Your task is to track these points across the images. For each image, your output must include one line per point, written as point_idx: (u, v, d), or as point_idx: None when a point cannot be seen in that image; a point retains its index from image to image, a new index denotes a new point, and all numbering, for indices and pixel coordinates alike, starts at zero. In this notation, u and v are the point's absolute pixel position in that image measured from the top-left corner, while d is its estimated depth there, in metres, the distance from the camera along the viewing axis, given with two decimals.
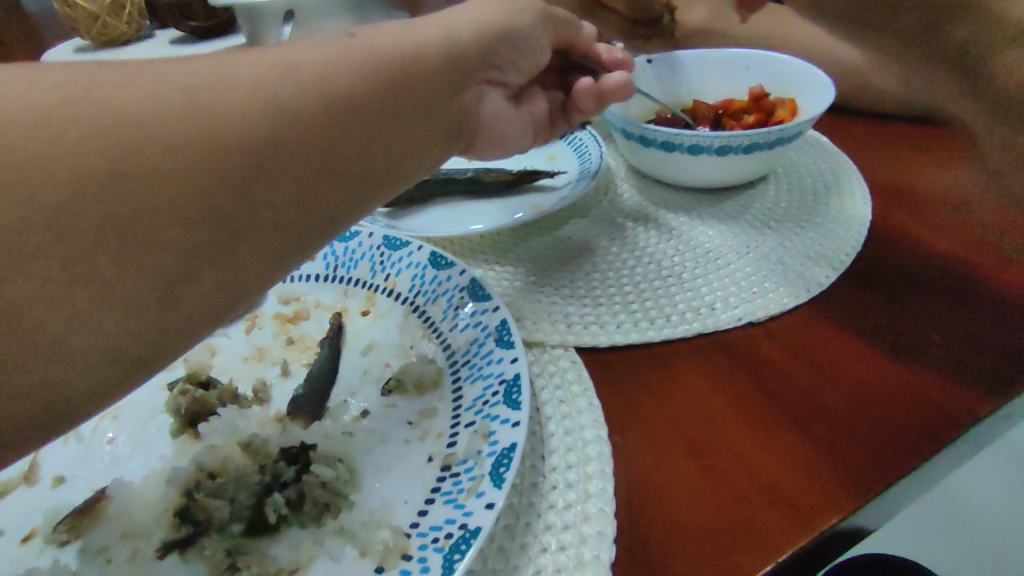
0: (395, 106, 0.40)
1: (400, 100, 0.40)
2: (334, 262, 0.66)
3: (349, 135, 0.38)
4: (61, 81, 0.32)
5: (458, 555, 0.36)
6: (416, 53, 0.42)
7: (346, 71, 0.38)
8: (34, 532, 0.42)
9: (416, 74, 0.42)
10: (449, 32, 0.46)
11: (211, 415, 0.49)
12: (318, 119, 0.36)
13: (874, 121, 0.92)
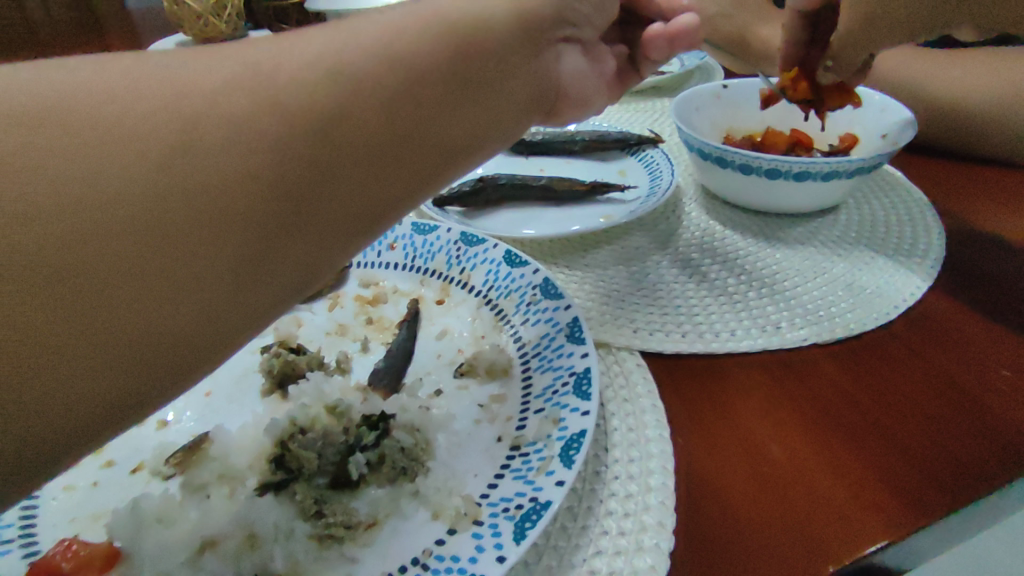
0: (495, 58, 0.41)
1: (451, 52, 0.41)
2: (413, 253, 0.69)
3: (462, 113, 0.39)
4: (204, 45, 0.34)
5: (530, 524, 0.39)
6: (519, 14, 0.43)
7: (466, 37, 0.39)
8: (143, 466, 0.47)
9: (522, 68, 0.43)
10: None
11: (299, 379, 0.53)
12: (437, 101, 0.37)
13: (954, 162, 0.92)
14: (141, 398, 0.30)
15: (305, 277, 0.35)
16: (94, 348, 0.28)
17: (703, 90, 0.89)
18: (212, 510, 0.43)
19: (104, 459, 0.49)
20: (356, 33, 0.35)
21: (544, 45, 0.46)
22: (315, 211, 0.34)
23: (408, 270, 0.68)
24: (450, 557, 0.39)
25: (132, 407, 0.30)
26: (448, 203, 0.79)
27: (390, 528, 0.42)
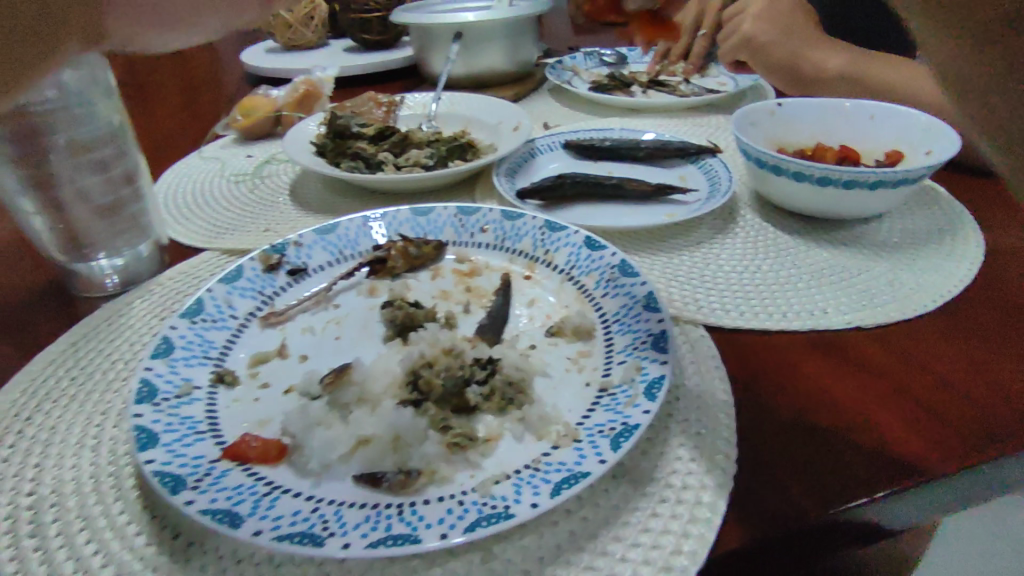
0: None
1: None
2: (502, 236, 0.79)
3: None
4: None
5: (623, 438, 0.48)
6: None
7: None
8: (296, 387, 0.58)
9: None
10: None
11: (418, 327, 0.63)
12: None
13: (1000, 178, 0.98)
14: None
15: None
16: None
17: (761, 106, 0.98)
18: (360, 419, 0.53)
19: (261, 382, 0.60)
20: None
21: None
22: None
23: (499, 249, 0.78)
24: (558, 462, 0.48)
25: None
26: (529, 196, 0.89)
27: (504, 444, 0.51)
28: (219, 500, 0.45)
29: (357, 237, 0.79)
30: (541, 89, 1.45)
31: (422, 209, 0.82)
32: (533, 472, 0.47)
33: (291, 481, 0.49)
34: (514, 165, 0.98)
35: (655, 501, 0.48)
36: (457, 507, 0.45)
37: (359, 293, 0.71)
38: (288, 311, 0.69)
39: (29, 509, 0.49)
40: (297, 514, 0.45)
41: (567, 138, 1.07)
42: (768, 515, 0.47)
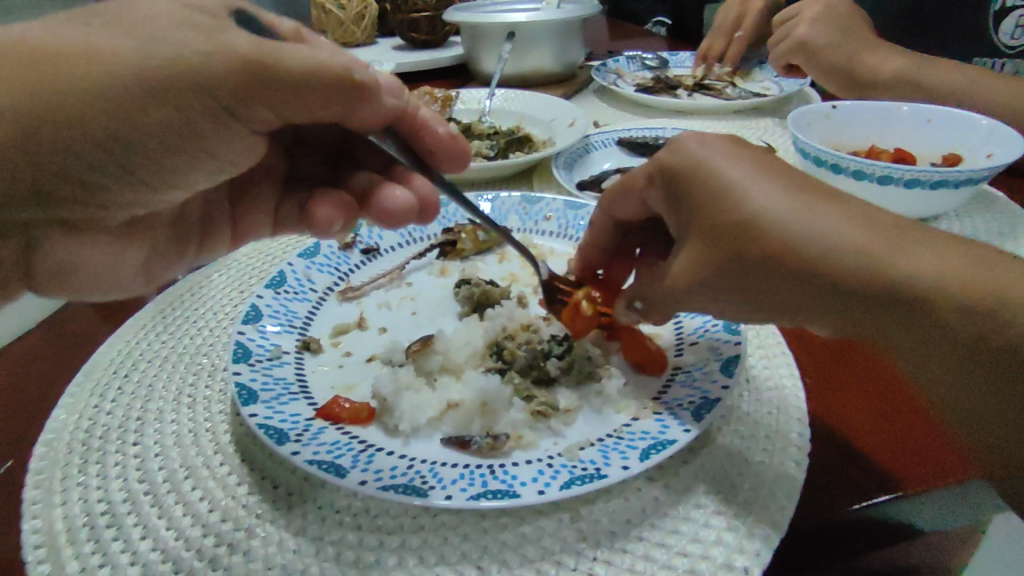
0: (679, 198, 0.52)
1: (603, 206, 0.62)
2: (565, 225, 0.82)
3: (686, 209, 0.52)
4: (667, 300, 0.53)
5: (705, 411, 0.50)
6: (710, 139, 0.53)
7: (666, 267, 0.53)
8: (378, 356, 0.61)
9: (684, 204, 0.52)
10: (749, 158, 0.51)
11: (493, 305, 0.66)
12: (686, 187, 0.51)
13: None
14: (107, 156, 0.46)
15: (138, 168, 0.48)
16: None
17: (817, 108, 0.98)
18: (443, 387, 0.56)
19: (343, 350, 0.62)
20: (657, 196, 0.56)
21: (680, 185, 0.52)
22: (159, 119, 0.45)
23: (563, 237, 0.81)
24: (641, 430, 0.50)
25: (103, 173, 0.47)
26: (588, 188, 0.91)
27: (583, 415, 0.53)
28: (322, 452, 0.47)
29: (425, 220, 0.81)
30: (586, 87, 1.47)
31: (486, 196, 0.85)
32: (617, 440, 0.49)
33: (383, 440, 0.51)
34: (571, 158, 1.00)
35: (734, 473, 0.49)
36: (548, 468, 0.47)
37: (430, 273, 0.74)
38: (364, 287, 0.71)
39: (135, 457, 0.52)
40: (396, 469, 0.47)
41: (621, 135, 1.09)
42: (841, 496, 0.48)
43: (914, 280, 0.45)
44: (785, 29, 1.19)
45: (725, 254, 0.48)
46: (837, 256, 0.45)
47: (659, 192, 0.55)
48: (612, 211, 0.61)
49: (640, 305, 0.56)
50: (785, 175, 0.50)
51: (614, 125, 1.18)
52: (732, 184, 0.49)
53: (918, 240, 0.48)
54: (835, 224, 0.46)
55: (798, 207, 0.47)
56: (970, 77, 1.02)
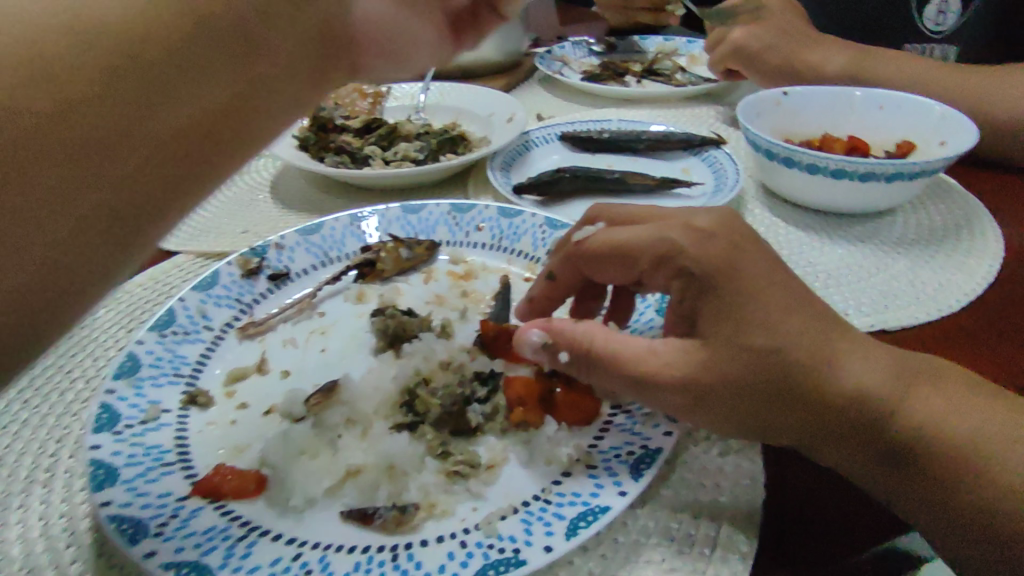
0: (710, 300, 0.46)
1: (569, 254, 0.58)
2: (499, 234, 0.74)
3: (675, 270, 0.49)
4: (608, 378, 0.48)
5: (645, 465, 0.43)
6: (741, 243, 0.48)
7: (653, 349, 0.46)
8: (277, 408, 0.52)
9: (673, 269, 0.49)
10: (778, 273, 0.47)
11: (411, 339, 0.58)
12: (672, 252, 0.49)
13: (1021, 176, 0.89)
14: (133, 217, 0.37)
15: (127, 207, 0.36)
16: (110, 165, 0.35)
17: (766, 96, 0.92)
18: (345, 446, 0.48)
19: (236, 401, 0.54)
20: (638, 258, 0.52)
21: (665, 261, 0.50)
22: (163, 136, 0.37)
23: (498, 249, 0.73)
24: (571, 493, 0.43)
25: (130, 227, 0.37)
26: (527, 191, 0.84)
27: (508, 471, 0.46)
28: (186, 550, 0.39)
29: (343, 237, 0.73)
30: (531, 78, 1.39)
31: (412, 206, 0.77)
32: (544, 506, 0.42)
33: (270, 519, 0.43)
34: (509, 159, 0.93)
35: (680, 537, 0.43)
36: (460, 549, 0.40)
37: (346, 299, 0.66)
38: (269, 321, 0.63)
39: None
40: (277, 564, 0.39)
41: (563, 129, 1.02)
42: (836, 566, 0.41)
43: (922, 423, 0.46)
44: (730, 18, 1.12)
45: (743, 375, 0.44)
46: (841, 400, 0.45)
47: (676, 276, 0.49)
48: (596, 270, 0.57)
49: (565, 357, 0.49)
50: (803, 299, 0.47)
51: (557, 118, 1.10)
52: (737, 279, 0.45)
53: (933, 376, 0.48)
54: (847, 363, 0.46)
55: (820, 349, 0.45)
56: (917, 65, 0.98)
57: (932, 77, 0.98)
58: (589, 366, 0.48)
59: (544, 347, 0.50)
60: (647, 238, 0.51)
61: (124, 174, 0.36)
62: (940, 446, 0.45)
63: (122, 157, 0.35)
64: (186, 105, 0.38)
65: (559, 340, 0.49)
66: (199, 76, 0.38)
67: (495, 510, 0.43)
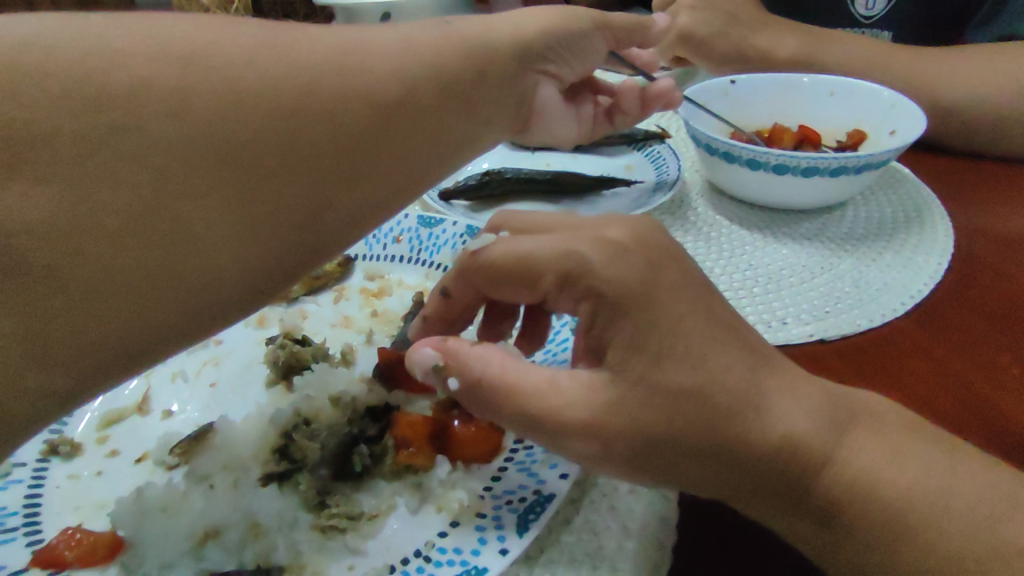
0: (610, 321, 0.36)
1: (463, 269, 0.47)
2: (419, 246, 0.69)
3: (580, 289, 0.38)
4: (508, 418, 0.38)
5: (534, 515, 0.39)
6: (660, 261, 0.38)
7: (551, 382, 0.37)
8: (148, 455, 0.48)
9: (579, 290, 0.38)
10: (694, 297, 0.37)
11: (305, 370, 0.53)
12: (577, 268, 0.38)
13: (977, 162, 0.85)
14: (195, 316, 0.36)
15: (193, 297, 0.35)
16: (109, 302, 0.32)
17: (709, 87, 0.87)
18: (215, 500, 0.43)
19: (108, 448, 0.49)
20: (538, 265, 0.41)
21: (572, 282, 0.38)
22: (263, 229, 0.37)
23: (417, 263, 0.68)
24: (453, 549, 0.39)
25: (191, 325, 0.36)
26: (455, 197, 0.79)
27: (392, 522, 0.42)
28: None
29: None
30: None
31: None
32: (421, 566, 0.38)
33: None
34: None
35: None
36: None
37: (245, 325, 0.61)
38: None
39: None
40: None
41: None
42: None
43: (876, 477, 0.37)
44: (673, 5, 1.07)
45: (661, 426, 0.35)
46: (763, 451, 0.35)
47: (573, 293, 0.39)
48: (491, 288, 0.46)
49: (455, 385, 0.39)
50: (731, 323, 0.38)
51: None
52: (660, 306, 0.36)
53: (873, 418, 0.39)
54: (772, 399, 0.36)
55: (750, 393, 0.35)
56: (864, 49, 0.94)
57: (884, 61, 0.93)
58: (486, 404, 0.39)
59: (434, 368, 0.40)
60: (552, 250, 0.40)
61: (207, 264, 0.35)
62: (881, 510, 0.36)
63: (187, 248, 0.34)
64: (286, 199, 0.38)
65: (451, 362, 0.39)
66: (312, 171, 0.38)
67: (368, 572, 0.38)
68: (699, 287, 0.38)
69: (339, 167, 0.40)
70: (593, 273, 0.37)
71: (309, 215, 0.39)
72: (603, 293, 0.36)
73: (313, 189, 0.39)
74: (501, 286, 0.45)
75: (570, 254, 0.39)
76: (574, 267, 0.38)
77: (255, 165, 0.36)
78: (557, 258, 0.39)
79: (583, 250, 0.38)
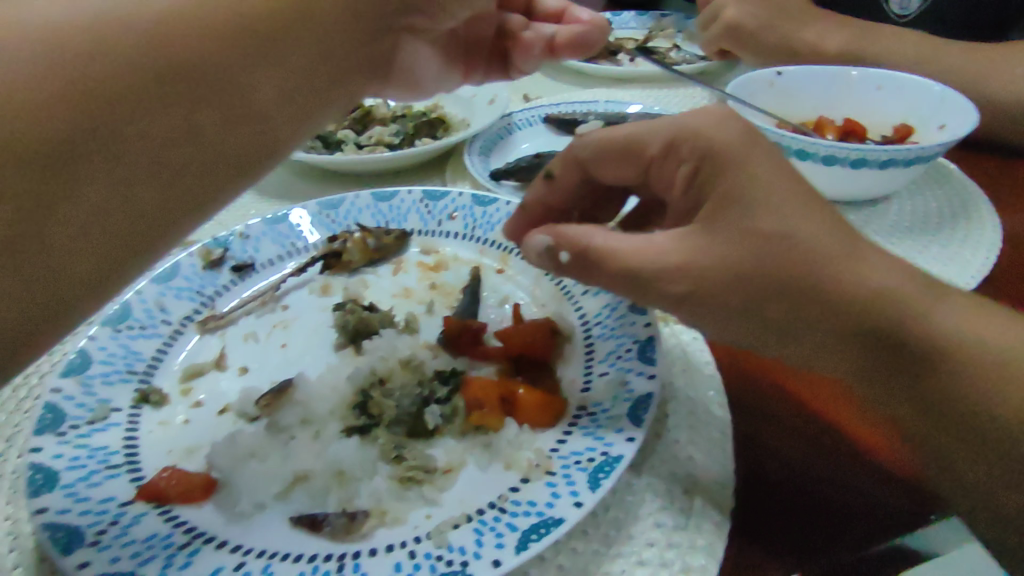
0: (710, 172, 0.43)
1: (573, 153, 0.55)
2: (473, 224, 0.71)
3: (684, 159, 0.45)
4: (609, 279, 0.45)
5: (603, 473, 0.41)
6: (757, 142, 0.43)
7: (649, 237, 0.44)
8: (231, 407, 0.51)
9: (682, 157, 0.45)
10: (788, 170, 0.43)
11: (373, 335, 0.56)
12: (684, 142, 0.45)
13: None
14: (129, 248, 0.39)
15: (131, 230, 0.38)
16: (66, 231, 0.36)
17: (755, 78, 0.88)
18: (299, 450, 0.46)
19: (192, 401, 0.52)
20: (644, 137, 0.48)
21: (676, 149, 0.46)
22: (192, 161, 0.39)
23: (471, 239, 0.70)
24: (527, 501, 0.41)
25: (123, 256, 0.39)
26: (505, 177, 0.81)
27: (465, 476, 0.44)
28: (123, 560, 0.38)
29: (311, 227, 0.71)
30: None
31: (383, 194, 0.74)
32: (497, 515, 0.40)
33: (214, 525, 0.41)
34: (489, 143, 0.90)
35: (641, 546, 0.41)
36: (407, 562, 0.38)
37: (311, 292, 0.64)
38: (230, 316, 0.61)
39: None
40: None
41: (548, 111, 0.99)
42: (823, 533, 0.41)
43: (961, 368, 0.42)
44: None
45: (750, 271, 0.40)
46: (855, 300, 0.41)
47: (678, 161, 0.46)
48: (596, 174, 0.53)
49: (566, 256, 0.47)
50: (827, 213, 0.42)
51: (543, 100, 1.07)
52: (756, 164, 0.42)
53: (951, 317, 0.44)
54: (869, 266, 0.41)
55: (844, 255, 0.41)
56: (910, 45, 0.95)
57: (931, 58, 0.93)
58: (591, 269, 0.46)
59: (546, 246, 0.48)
60: (655, 127, 0.47)
61: (149, 193, 0.38)
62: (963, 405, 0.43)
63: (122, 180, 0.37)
64: (219, 127, 0.39)
65: (559, 239, 0.47)
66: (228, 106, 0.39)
67: (446, 520, 0.41)
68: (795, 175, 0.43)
69: (258, 93, 0.41)
70: (697, 143, 0.44)
71: (242, 122, 0.40)
72: (705, 155, 0.44)
73: (241, 121, 0.40)
74: (606, 166, 0.53)
75: (678, 128, 0.45)
76: (676, 138, 0.45)
77: (132, 77, 0.36)
78: (664, 132, 0.46)
79: (688, 122, 0.45)
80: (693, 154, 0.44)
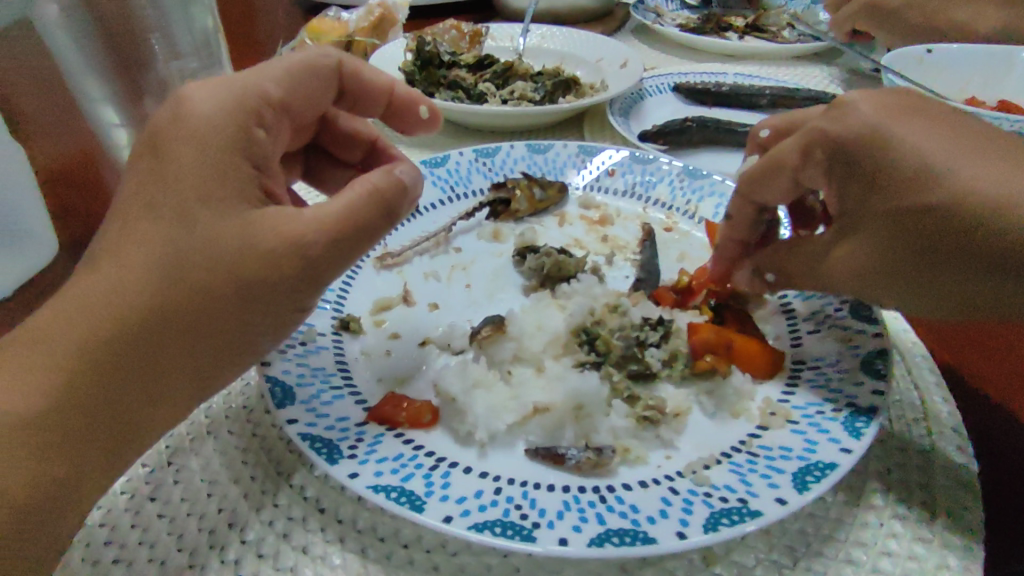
0: (844, 172, 0.44)
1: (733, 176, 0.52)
2: (633, 182, 0.70)
3: (860, 195, 0.44)
4: (818, 285, 0.49)
5: (862, 423, 0.40)
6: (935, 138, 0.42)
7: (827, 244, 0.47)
8: (434, 340, 0.50)
9: (854, 186, 0.44)
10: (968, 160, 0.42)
11: (571, 280, 0.56)
12: (851, 180, 0.44)
13: None
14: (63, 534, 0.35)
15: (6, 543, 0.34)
16: None
17: (910, 53, 0.85)
18: (523, 382, 0.46)
19: (388, 331, 0.52)
20: (800, 167, 0.47)
21: (842, 174, 0.44)
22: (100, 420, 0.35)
23: (632, 196, 0.69)
24: (778, 446, 0.40)
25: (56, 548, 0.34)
26: (653, 138, 0.79)
27: (695, 420, 0.43)
28: (386, 474, 0.37)
29: (469, 174, 0.69)
30: (623, 28, 1.31)
31: (538, 146, 0.72)
32: (752, 458, 0.40)
33: (454, 450, 0.41)
34: (625, 106, 0.88)
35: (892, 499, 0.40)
36: (673, 496, 0.37)
37: (481, 237, 0.63)
38: (405, 253, 0.60)
39: None
40: (481, 496, 0.36)
41: (677, 79, 0.97)
42: None
43: None
44: None
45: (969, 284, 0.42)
46: None
47: (819, 168, 0.45)
48: (757, 196, 0.51)
49: (773, 277, 0.51)
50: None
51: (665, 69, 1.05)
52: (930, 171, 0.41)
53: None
54: None
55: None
56: None
57: None
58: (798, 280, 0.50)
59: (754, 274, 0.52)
60: (806, 142, 0.46)
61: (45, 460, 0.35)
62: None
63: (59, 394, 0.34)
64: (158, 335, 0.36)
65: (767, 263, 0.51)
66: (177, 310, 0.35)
67: (694, 460, 0.40)
68: (980, 150, 0.42)
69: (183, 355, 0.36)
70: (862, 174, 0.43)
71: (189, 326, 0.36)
72: (873, 182, 0.43)
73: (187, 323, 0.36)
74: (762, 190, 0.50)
75: (838, 147, 0.44)
76: (838, 172, 0.44)
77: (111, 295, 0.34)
78: (826, 168, 0.45)
79: (840, 140, 0.44)
80: (856, 175, 0.44)
